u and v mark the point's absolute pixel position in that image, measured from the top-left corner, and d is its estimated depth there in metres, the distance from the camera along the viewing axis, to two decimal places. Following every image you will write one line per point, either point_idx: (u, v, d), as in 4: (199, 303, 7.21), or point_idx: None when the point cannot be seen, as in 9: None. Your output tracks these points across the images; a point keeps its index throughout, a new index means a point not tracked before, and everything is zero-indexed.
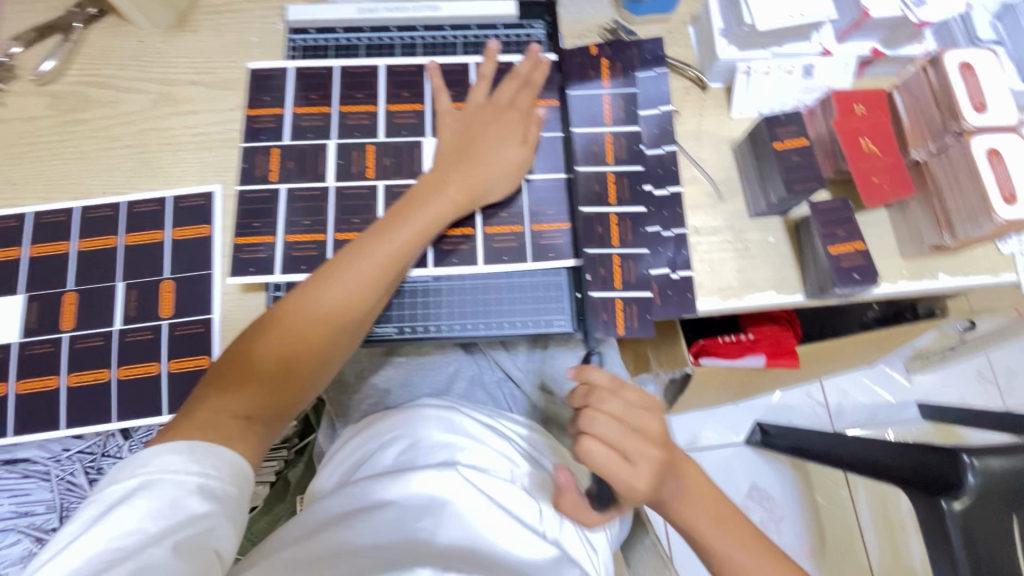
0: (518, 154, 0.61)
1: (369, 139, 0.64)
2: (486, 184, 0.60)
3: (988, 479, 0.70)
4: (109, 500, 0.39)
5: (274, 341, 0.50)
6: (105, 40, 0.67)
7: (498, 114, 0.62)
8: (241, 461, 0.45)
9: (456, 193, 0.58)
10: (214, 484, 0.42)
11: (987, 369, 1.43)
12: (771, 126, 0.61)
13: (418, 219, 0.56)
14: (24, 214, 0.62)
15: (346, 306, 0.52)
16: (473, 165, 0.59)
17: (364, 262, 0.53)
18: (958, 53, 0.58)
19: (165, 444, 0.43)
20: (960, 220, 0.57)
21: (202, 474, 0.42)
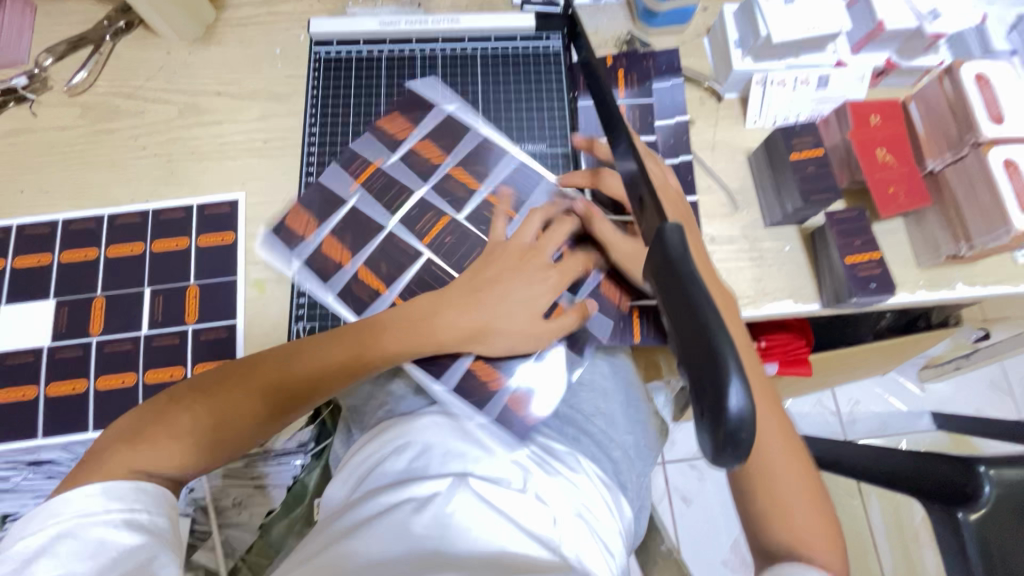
0: (532, 316, 0.58)
1: (383, 156, 0.65)
2: (505, 317, 0.57)
3: (1005, 490, 0.70)
4: (20, 554, 0.40)
5: (255, 382, 0.51)
6: (133, 52, 0.69)
7: (531, 264, 0.59)
8: (163, 490, 0.46)
9: (467, 323, 0.56)
10: (141, 517, 0.43)
11: (1002, 379, 1.42)
12: (787, 137, 0.62)
13: (419, 304, 0.57)
14: (55, 221, 0.63)
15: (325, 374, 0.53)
16: (493, 313, 0.57)
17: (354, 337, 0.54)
18: (973, 65, 0.58)
19: (89, 486, 0.43)
20: (977, 231, 0.57)
21: (126, 510, 0.43)
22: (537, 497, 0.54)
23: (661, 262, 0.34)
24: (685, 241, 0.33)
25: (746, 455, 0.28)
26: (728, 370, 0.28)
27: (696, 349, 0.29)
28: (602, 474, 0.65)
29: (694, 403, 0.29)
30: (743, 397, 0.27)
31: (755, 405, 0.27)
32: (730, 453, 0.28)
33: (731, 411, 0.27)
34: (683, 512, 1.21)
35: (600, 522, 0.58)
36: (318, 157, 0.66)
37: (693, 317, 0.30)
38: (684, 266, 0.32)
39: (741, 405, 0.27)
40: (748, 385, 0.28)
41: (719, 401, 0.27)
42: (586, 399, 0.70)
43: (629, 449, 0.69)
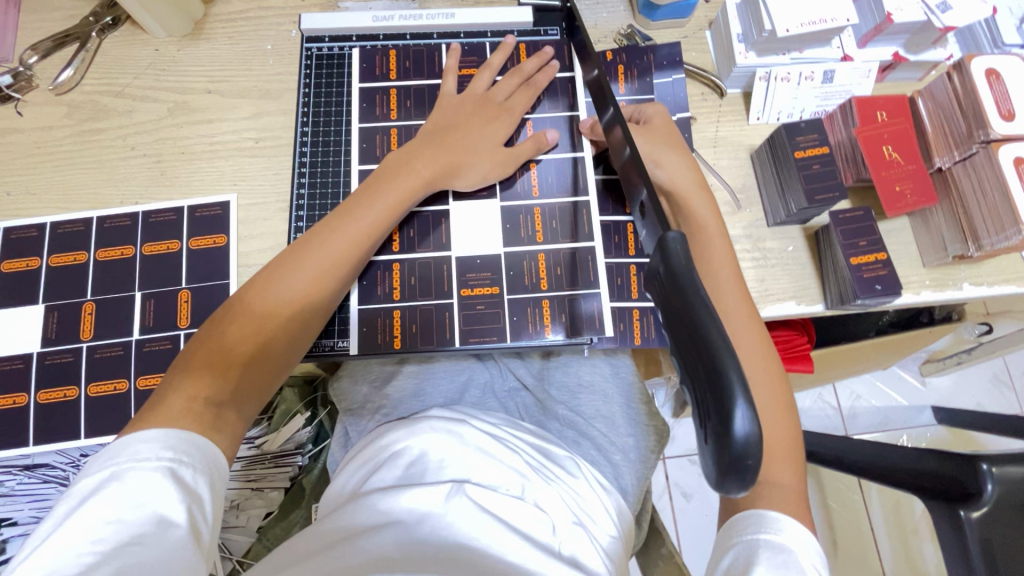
0: (498, 156, 0.61)
1: (392, 123, 0.65)
2: (463, 165, 0.59)
3: (1008, 488, 0.70)
4: (78, 495, 0.38)
5: (226, 345, 0.47)
6: (120, 49, 0.67)
7: (490, 110, 0.62)
8: (212, 448, 0.43)
9: (425, 169, 0.57)
10: (186, 471, 0.40)
11: (1003, 373, 1.41)
12: (791, 134, 0.60)
13: (389, 192, 0.56)
14: (42, 224, 0.62)
15: (318, 287, 0.51)
16: (452, 150, 0.59)
17: (333, 239, 0.52)
18: (984, 59, 0.57)
19: (135, 434, 0.41)
20: (985, 231, 0.56)
21: (174, 460, 0.40)
22: (535, 505, 0.54)
23: (665, 274, 0.32)
24: (688, 253, 0.32)
25: (754, 483, 0.27)
26: (734, 394, 0.26)
27: (702, 369, 0.28)
28: (600, 478, 0.65)
29: (701, 423, 0.29)
30: (749, 422, 0.26)
31: (762, 428, 0.26)
32: (736, 478, 0.27)
33: (736, 434, 0.26)
34: (683, 508, 1.21)
35: (599, 529, 0.58)
36: (311, 158, 0.64)
37: (696, 335, 0.29)
38: (689, 279, 0.31)
39: (747, 429, 0.26)
40: (755, 408, 0.26)
41: (724, 423, 0.27)
42: (588, 404, 0.70)
43: (630, 452, 0.68)
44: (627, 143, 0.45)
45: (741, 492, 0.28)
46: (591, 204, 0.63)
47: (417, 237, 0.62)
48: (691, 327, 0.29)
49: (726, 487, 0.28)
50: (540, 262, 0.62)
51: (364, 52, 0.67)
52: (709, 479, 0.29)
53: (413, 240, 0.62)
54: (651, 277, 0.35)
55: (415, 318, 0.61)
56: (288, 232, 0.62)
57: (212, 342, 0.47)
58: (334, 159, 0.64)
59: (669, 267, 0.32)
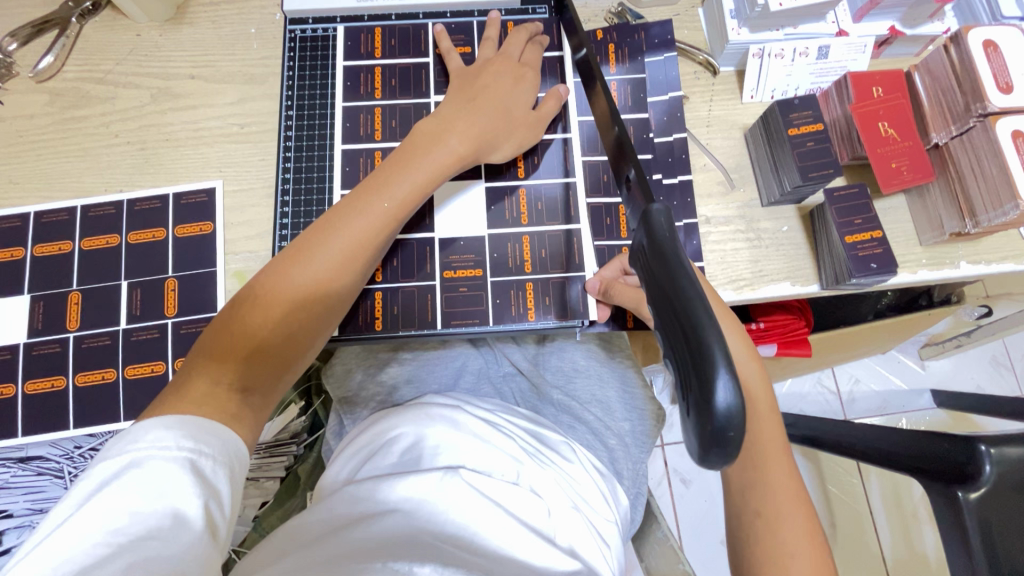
0: (525, 123, 0.59)
1: (376, 102, 0.64)
2: (491, 139, 0.57)
3: (1006, 468, 0.69)
4: (97, 479, 0.36)
5: (253, 331, 0.45)
6: (101, 35, 0.66)
7: (510, 70, 0.60)
8: (235, 439, 0.42)
9: (459, 144, 0.54)
10: (207, 463, 0.38)
11: (1003, 355, 1.41)
12: (785, 112, 0.59)
13: (416, 173, 0.52)
14: (26, 214, 0.61)
15: (341, 269, 0.49)
16: (482, 118, 0.56)
17: (357, 220, 0.49)
18: (981, 31, 0.55)
19: (153, 420, 0.40)
20: (982, 207, 0.55)
21: (194, 450, 0.38)
22: (530, 491, 0.53)
23: (646, 249, 0.32)
24: (672, 227, 0.32)
25: (736, 457, 0.27)
26: (716, 364, 0.26)
27: (686, 341, 0.28)
28: (596, 463, 0.64)
29: (684, 394, 0.28)
30: (730, 393, 0.26)
31: (744, 401, 0.26)
32: (717, 451, 0.26)
33: (718, 406, 0.26)
34: (682, 494, 1.21)
35: (595, 512, 0.57)
36: (296, 142, 0.63)
37: (676, 307, 0.28)
38: (674, 252, 0.30)
39: (727, 400, 0.26)
40: (736, 378, 0.26)
41: (706, 394, 0.26)
42: (583, 388, 0.70)
43: (625, 436, 0.68)
44: (614, 125, 0.45)
45: (721, 466, 0.28)
46: (579, 185, 0.62)
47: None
48: (671, 300, 0.29)
49: (707, 461, 0.27)
50: (525, 244, 0.61)
51: (348, 31, 0.66)
52: (692, 454, 0.28)
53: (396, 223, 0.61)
54: (636, 253, 0.34)
55: (396, 299, 0.60)
56: (274, 217, 0.61)
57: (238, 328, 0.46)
58: (320, 143, 0.63)
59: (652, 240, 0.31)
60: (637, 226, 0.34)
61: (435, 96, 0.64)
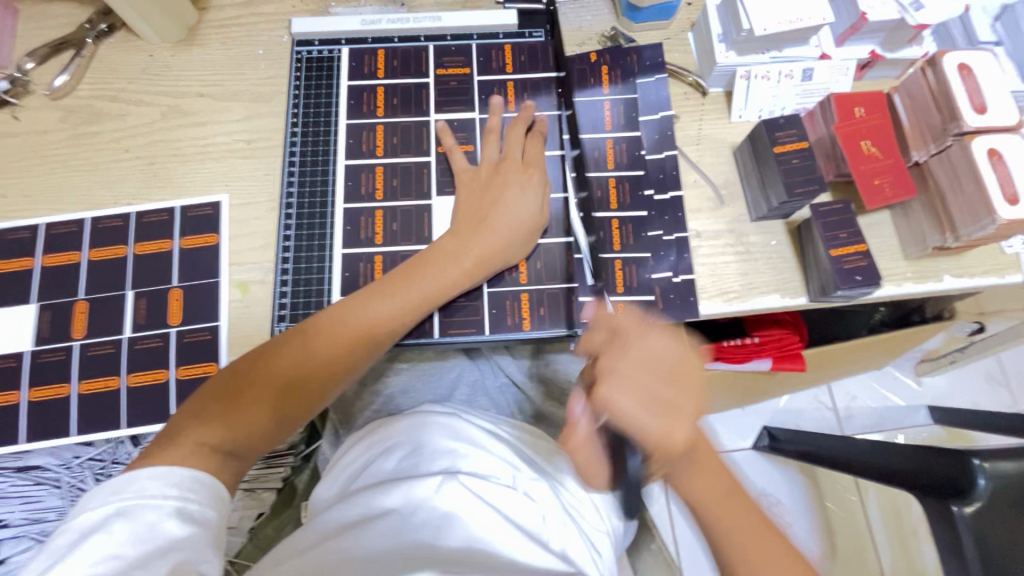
0: (522, 230, 0.60)
1: (378, 119, 0.67)
2: (496, 257, 0.59)
3: (1003, 482, 0.68)
4: (81, 529, 0.40)
5: (264, 391, 0.51)
6: (114, 54, 0.69)
7: (514, 174, 0.62)
8: (218, 486, 0.46)
9: (469, 262, 0.58)
10: (192, 507, 0.44)
11: (998, 372, 1.42)
12: (771, 130, 0.61)
13: (411, 293, 0.56)
14: (37, 225, 0.63)
15: (346, 357, 0.54)
16: (489, 234, 0.59)
17: (381, 305, 0.55)
18: (956, 55, 0.58)
19: (140, 471, 0.44)
20: (963, 221, 0.57)
21: (180, 497, 0.43)
22: (526, 494, 0.54)
23: None
24: None
25: None
26: None
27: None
28: None
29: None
30: None
31: None
32: None
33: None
34: (680, 510, 1.21)
35: (586, 521, 0.58)
36: (300, 158, 0.65)
37: None
38: None
39: None
40: None
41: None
42: None
43: None
44: None
45: None
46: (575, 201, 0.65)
47: (397, 233, 0.63)
48: None
49: None
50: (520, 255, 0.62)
51: (353, 52, 0.69)
52: None
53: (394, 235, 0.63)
54: None
55: None
56: (278, 230, 0.63)
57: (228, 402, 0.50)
58: (323, 158, 0.65)
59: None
60: None
61: (434, 115, 0.67)
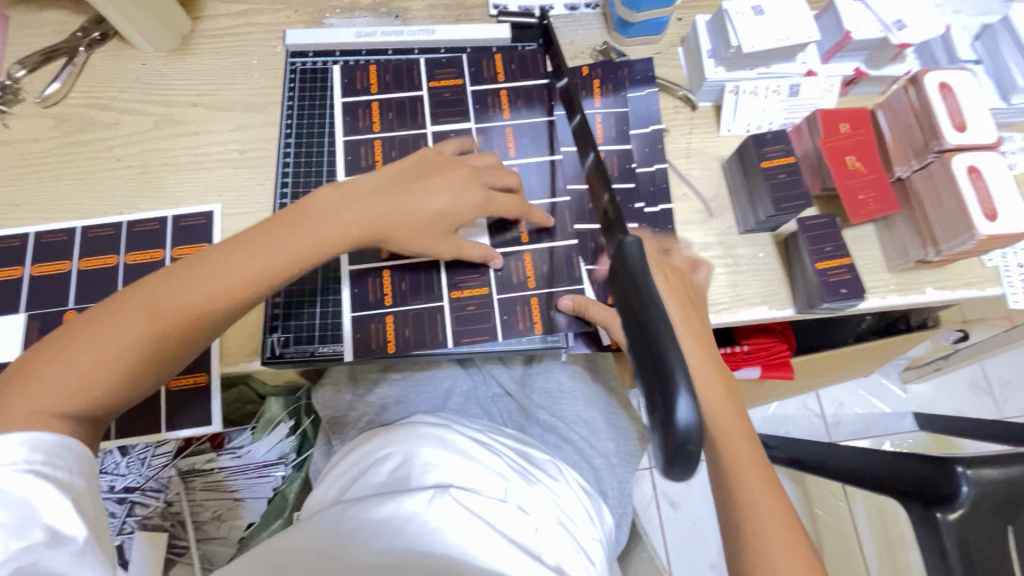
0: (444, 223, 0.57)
1: (376, 135, 0.67)
2: (398, 227, 0.54)
3: (982, 490, 0.71)
4: None
5: (109, 339, 0.44)
6: (106, 62, 0.69)
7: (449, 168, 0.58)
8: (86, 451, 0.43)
9: (361, 226, 0.52)
10: (61, 475, 0.40)
11: (982, 379, 1.44)
12: (758, 145, 0.62)
13: (289, 242, 0.49)
14: (26, 234, 0.63)
15: (211, 302, 0.46)
16: (409, 211, 0.55)
17: (257, 253, 0.48)
18: (937, 74, 0.60)
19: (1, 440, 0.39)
20: (943, 236, 0.58)
21: (46, 465, 0.40)
22: (518, 508, 0.54)
23: (620, 277, 0.33)
24: (644, 256, 0.33)
25: (697, 471, 0.28)
26: (676, 385, 0.27)
27: (651, 362, 0.29)
28: (582, 482, 0.65)
29: (648, 412, 0.29)
30: (691, 412, 0.27)
31: (704, 419, 0.27)
32: (680, 465, 0.27)
33: (679, 423, 0.27)
34: (670, 517, 1.22)
35: (580, 530, 0.58)
36: (294, 167, 0.66)
37: (643, 323, 0.30)
38: (643, 281, 0.32)
39: (690, 418, 0.27)
40: (697, 399, 0.27)
41: (669, 411, 0.27)
42: (570, 409, 0.71)
43: (611, 456, 0.70)
44: (593, 151, 0.48)
45: (692, 479, 0.29)
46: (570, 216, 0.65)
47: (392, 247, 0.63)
48: (638, 317, 0.30)
49: (673, 474, 0.29)
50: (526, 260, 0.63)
51: (348, 65, 0.69)
52: (658, 468, 0.30)
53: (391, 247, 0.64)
54: (610, 280, 0.36)
55: (406, 320, 0.61)
56: None
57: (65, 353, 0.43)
58: (317, 169, 0.65)
59: (621, 266, 0.33)
60: (612, 256, 0.36)
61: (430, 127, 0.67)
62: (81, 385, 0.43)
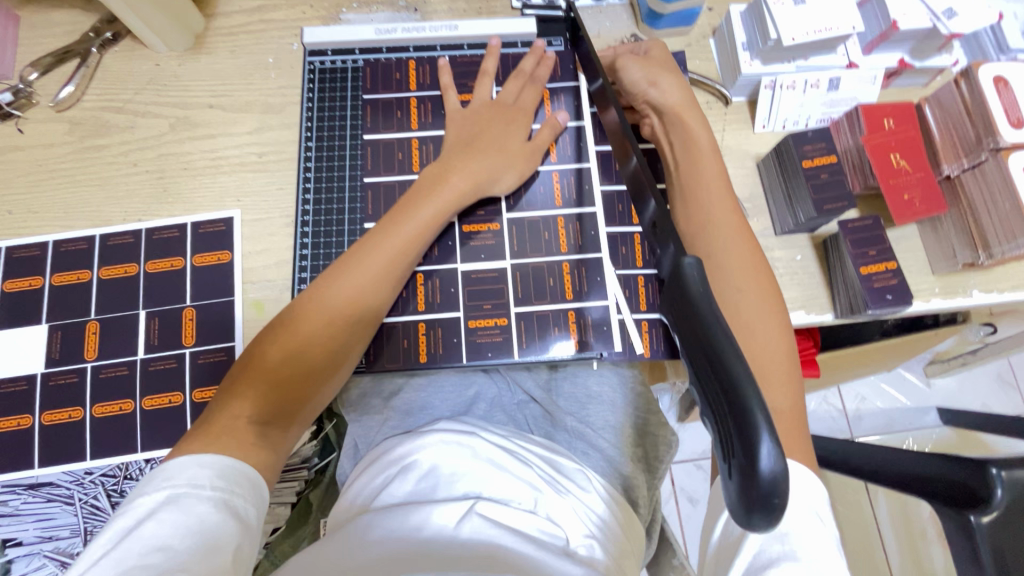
0: (526, 148, 0.62)
1: (412, 134, 0.65)
2: (491, 177, 0.60)
3: (1017, 493, 0.69)
4: (138, 512, 0.40)
5: (271, 369, 0.50)
6: (120, 63, 0.67)
7: (505, 112, 0.63)
8: (258, 480, 0.46)
9: (462, 182, 0.58)
10: (237, 501, 0.43)
11: (1008, 372, 1.41)
12: (798, 144, 0.60)
13: (372, 264, 0.54)
14: (46, 243, 0.62)
15: (350, 309, 0.53)
16: (477, 159, 0.59)
17: (346, 281, 0.53)
18: (991, 67, 0.57)
19: (187, 459, 0.44)
20: (996, 239, 0.55)
21: (226, 490, 0.43)
22: (547, 519, 0.53)
23: (683, 301, 0.32)
24: (705, 278, 0.32)
25: (781, 518, 0.26)
26: (757, 426, 0.25)
27: (724, 399, 0.27)
28: (612, 492, 0.63)
29: (727, 453, 0.27)
30: (775, 457, 0.25)
31: (789, 463, 0.25)
32: (761, 513, 0.25)
33: (762, 470, 0.25)
34: (690, 513, 1.21)
35: (612, 541, 0.56)
36: (316, 173, 0.64)
37: (712, 355, 0.28)
38: (708, 309, 0.30)
39: (773, 462, 0.25)
40: (781, 442, 0.25)
41: (749, 459, 0.25)
42: (599, 415, 0.68)
43: (637, 462, 0.67)
44: (636, 153, 0.44)
45: (771, 528, 0.27)
46: (596, 214, 0.63)
47: (440, 301, 0.61)
48: (706, 349, 0.29)
49: (755, 524, 0.27)
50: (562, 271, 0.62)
51: (367, 62, 0.67)
52: (736, 515, 0.27)
53: (435, 301, 0.61)
54: (668, 304, 0.34)
55: (440, 336, 0.60)
56: (293, 248, 0.62)
57: (224, 423, 0.47)
58: (339, 174, 0.64)
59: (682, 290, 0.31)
60: (669, 277, 0.34)
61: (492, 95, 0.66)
62: (252, 442, 0.47)
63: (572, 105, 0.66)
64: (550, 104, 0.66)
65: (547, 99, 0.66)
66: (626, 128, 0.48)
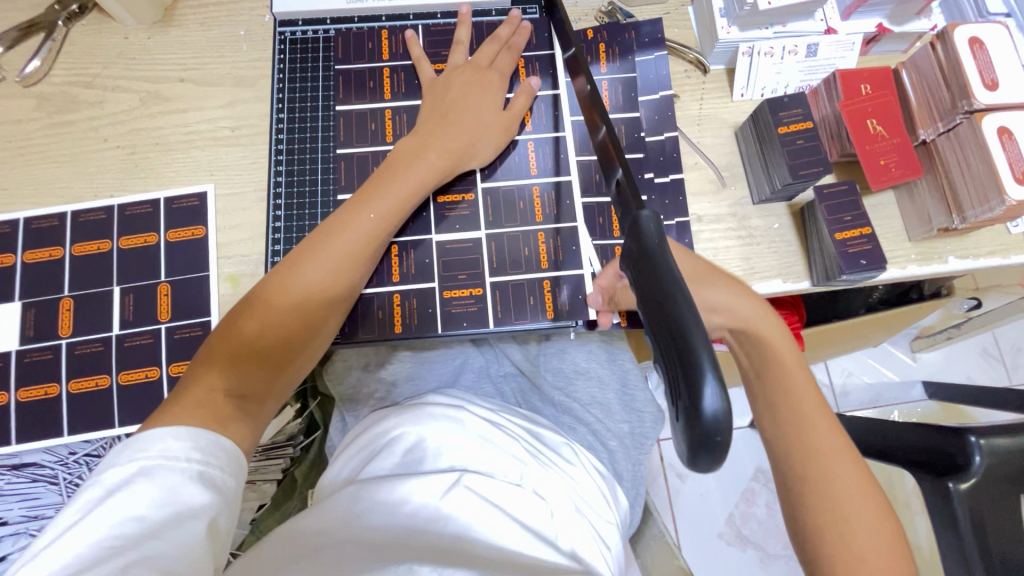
0: (502, 118, 0.61)
1: (385, 105, 0.64)
2: (468, 150, 0.59)
3: (996, 459, 0.69)
4: (109, 483, 0.40)
5: (245, 342, 0.49)
6: (87, 37, 0.65)
7: (480, 79, 0.62)
8: (236, 450, 0.45)
9: (438, 159, 0.57)
10: (214, 472, 0.43)
11: (992, 346, 1.43)
12: (775, 110, 0.59)
13: (348, 240, 0.53)
14: (16, 220, 0.61)
15: (328, 286, 0.52)
16: (452, 130, 0.59)
17: (322, 258, 0.52)
18: (968, 29, 0.56)
19: (161, 428, 0.43)
20: (970, 203, 0.55)
21: (203, 462, 0.42)
22: (533, 492, 0.54)
23: (637, 253, 0.32)
24: (661, 230, 0.32)
25: (725, 458, 0.26)
26: (701, 368, 0.26)
27: (673, 346, 0.28)
28: (598, 465, 0.64)
29: (673, 399, 0.28)
30: (718, 399, 0.25)
31: (732, 404, 0.25)
32: (705, 453, 0.26)
33: (705, 411, 0.25)
34: (677, 488, 1.22)
35: (596, 514, 0.57)
36: (289, 145, 0.63)
37: (662, 303, 0.29)
38: (662, 260, 0.30)
39: (717, 404, 0.25)
40: (726, 384, 0.26)
41: (694, 400, 0.26)
42: (586, 390, 0.68)
43: (625, 438, 0.67)
44: (603, 121, 0.44)
45: (714, 467, 0.27)
46: (573, 184, 0.63)
47: (414, 272, 0.61)
48: (656, 298, 0.29)
49: (700, 464, 0.27)
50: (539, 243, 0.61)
51: (340, 33, 0.66)
52: (683, 458, 0.28)
53: (410, 274, 0.61)
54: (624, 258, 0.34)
55: (414, 309, 0.60)
56: (267, 221, 0.61)
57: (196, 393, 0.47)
58: (313, 147, 0.63)
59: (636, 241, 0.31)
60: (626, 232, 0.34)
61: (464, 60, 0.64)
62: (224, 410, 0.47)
63: (549, 74, 0.66)
64: (525, 72, 0.65)
65: (522, 67, 0.65)
66: (594, 96, 0.47)
